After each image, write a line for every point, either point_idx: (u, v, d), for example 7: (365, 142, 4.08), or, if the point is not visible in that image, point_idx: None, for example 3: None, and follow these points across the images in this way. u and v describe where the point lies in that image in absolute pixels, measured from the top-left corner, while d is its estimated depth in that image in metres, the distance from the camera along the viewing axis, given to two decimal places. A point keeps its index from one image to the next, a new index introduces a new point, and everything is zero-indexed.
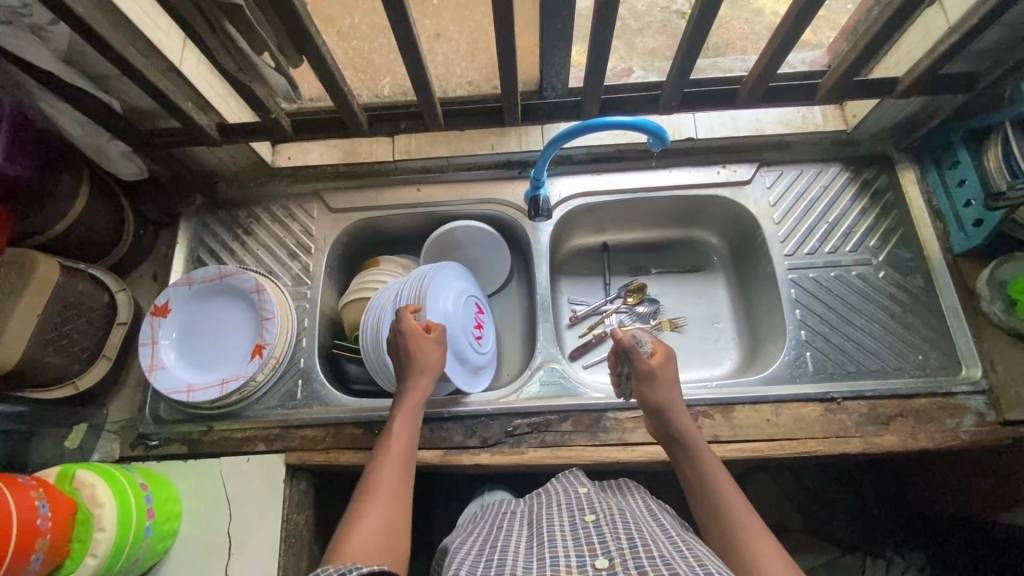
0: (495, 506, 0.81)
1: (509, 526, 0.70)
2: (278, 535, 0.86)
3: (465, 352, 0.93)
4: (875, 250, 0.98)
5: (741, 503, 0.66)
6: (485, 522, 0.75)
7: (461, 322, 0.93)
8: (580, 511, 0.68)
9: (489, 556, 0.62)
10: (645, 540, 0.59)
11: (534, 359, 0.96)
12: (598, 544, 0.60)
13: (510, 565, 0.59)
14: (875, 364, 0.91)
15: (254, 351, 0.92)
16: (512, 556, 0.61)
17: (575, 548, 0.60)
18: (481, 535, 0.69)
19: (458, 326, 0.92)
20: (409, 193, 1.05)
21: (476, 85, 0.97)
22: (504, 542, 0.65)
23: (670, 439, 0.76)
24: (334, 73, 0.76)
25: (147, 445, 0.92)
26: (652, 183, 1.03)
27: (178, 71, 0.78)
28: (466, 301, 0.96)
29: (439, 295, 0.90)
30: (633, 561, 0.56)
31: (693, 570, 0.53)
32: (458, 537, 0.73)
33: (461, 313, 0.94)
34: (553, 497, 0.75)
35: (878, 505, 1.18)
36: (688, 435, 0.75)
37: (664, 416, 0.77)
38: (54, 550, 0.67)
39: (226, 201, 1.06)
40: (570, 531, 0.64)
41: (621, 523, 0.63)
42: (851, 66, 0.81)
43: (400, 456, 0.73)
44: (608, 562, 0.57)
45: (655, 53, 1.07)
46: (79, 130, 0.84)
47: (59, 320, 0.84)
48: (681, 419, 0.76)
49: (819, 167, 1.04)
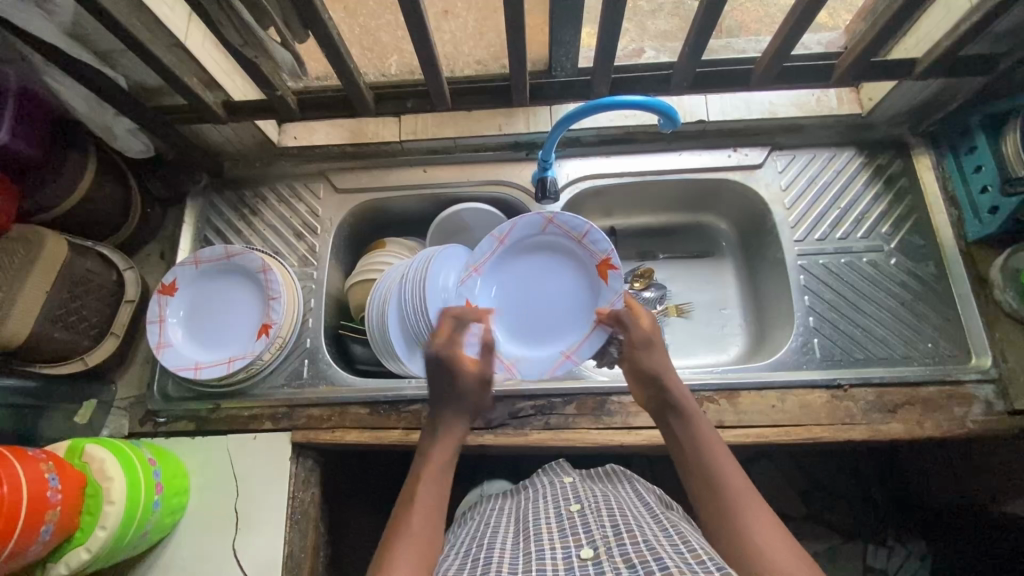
0: (488, 500, 0.85)
1: (497, 524, 0.71)
2: (284, 512, 0.87)
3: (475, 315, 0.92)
4: (887, 236, 0.97)
5: (738, 478, 0.64)
6: (473, 522, 0.77)
7: (475, 277, 0.93)
8: (564, 501, 0.70)
9: (471, 554, 0.63)
10: (631, 527, 0.60)
11: (563, 330, 0.93)
12: (583, 535, 0.61)
13: (494, 558, 0.60)
14: (884, 352, 0.90)
15: (261, 330, 0.92)
16: (495, 550, 0.62)
17: (561, 539, 0.61)
18: (469, 536, 0.70)
19: (467, 283, 0.92)
20: (416, 174, 1.04)
21: (484, 65, 0.96)
22: (491, 538, 0.66)
23: (664, 408, 0.75)
24: (341, 50, 0.75)
25: (155, 421, 0.93)
26: (662, 167, 1.02)
27: (184, 46, 0.77)
28: (494, 243, 0.92)
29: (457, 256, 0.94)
30: (618, 548, 0.56)
31: (677, 550, 0.55)
32: (448, 544, 0.74)
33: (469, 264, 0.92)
34: (541, 491, 0.77)
35: (880, 494, 1.18)
36: (688, 409, 0.74)
37: (662, 391, 0.76)
38: (64, 521, 0.68)
39: (233, 181, 1.06)
40: (555, 524, 0.65)
41: (605, 511, 0.65)
42: (869, 45, 0.79)
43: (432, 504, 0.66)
44: (593, 552, 0.57)
45: (667, 35, 1.05)
46: (84, 106, 0.84)
47: (68, 296, 0.85)
48: (682, 390, 0.76)
49: (832, 151, 1.02)
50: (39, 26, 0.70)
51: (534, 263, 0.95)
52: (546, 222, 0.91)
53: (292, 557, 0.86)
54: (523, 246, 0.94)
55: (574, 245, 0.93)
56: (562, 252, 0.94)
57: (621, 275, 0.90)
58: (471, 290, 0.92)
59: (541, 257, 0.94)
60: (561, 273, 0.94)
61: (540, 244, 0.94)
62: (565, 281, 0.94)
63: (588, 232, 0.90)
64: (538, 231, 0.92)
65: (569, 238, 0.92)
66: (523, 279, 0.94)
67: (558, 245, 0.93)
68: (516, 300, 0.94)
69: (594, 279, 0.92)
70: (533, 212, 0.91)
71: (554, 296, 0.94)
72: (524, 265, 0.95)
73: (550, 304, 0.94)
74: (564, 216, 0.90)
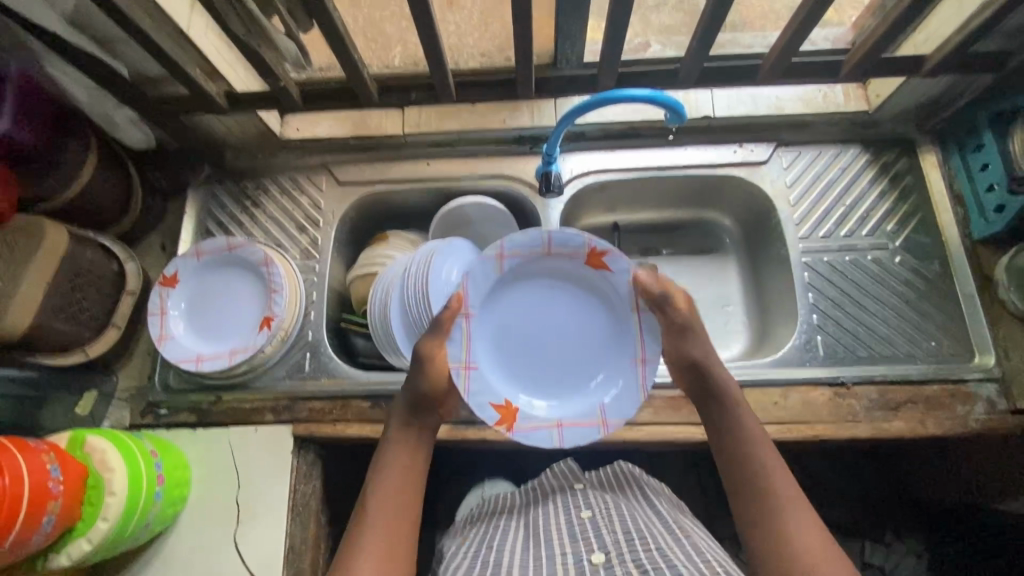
0: (494, 502, 0.86)
1: (507, 529, 0.72)
2: (285, 506, 0.87)
3: (511, 404, 0.78)
4: (892, 235, 0.96)
5: (785, 479, 0.63)
6: (482, 525, 0.78)
7: (478, 364, 0.77)
8: (575, 507, 0.71)
9: (485, 557, 0.64)
10: (643, 535, 0.60)
11: (606, 360, 0.80)
12: (594, 540, 0.61)
13: (509, 562, 0.60)
14: (887, 350, 0.90)
15: (262, 323, 0.92)
16: (510, 553, 0.63)
17: (572, 545, 0.61)
18: (479, 539, 0.71)
19: (473, 388, 0.76)
20: (419, 167, 1.04)
21: (489, 57, 0.94)
22: (502, 542, 0.67)
23: (707, 394, 0.74)
24: (346, 40, 0.74)
25: (156, 413, 0.93)
26: (666, 162, 1.01)
27: (187, 35, 0.76)
28: (464, 328, 0.76)
29: (441, 288, 0.87)
30: (630, 555, 0.57)
31: (691, 559, 0.55)
32: (455, 547, 0.75)
33: (455, 359, 0.75)
34: (552, 495, 0.78)
35: (878, 491, 1.18)
36: (730, 397, 0.72)
37: (705, 377, 0.74)
38: (65, 512, 0.68)
39: (234, 172, 1.05)
40: (566, 528, 0.66)
41: (617, 518, 0.65)
42: (880, 40, 0.78)
43: (404, 478, 0.67)
44: (604, 556, 0.58)
45: (671, 30, 1.04)
46: (86, 95, 0.83)
47: (69, 287, 0.84)
48: (728, 376, 0.74)
49: (838, 148, 1.01)
50: (41, 13, 0.69)
51: (517, 303, 0.80)
52: (498, 256, 0.78)
53: (293, 549, 0.86)
54: (491, 301, 0.79)
55: (545, 260, 0.80)
56: (538, 275, 0.80)
57: (620, 252, 0.78)
58: (482, 386, 0.77)
59: (518, 295, 0.80)
60: (553, 294, 0.81)
61: (508, 284, 0.80)
62: (561, 301, 0.81)
63: (549, 239, 0.78)
64: (497, 276, 0.78)
65: (535, 257, 0.79)
66: (517, 328, 0.80)
67: (525, 275, 0.80)
68: (530, 354, 0.80)
69: (592, 274, 0.80)
70: (475, 261, 0.77)
71: (561, 326, 0.81)
72: (510, 309, 0.80)
73: (565, 331, 0.81)
74: (511, 241, 0.77)
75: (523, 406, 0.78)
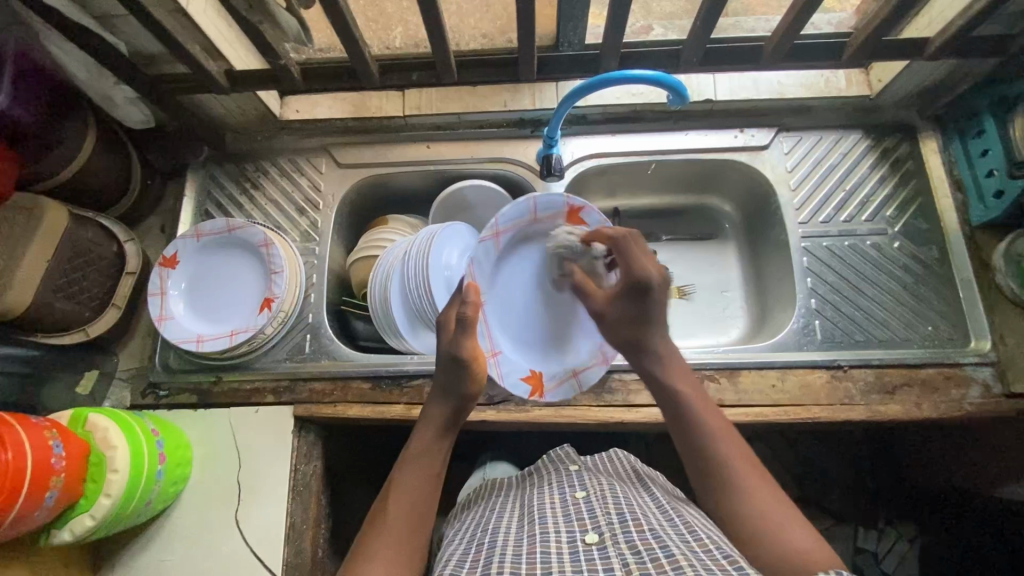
0: (492, 484, 0.87)
1: (502, 508, 0.73)
2: (286, 485, 0.87)
3: (536, 373, 0.88)
4: (892, 220, 0.97)
5: (744, 459, 0.62)
6: (479, 506, 0.79)
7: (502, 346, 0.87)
8: (570, 488, 0.72)
9: (478, 536, 0.65)
10: (637, 515, 0.61)
11: None
12: (588, 520, 0.62)
13: (500, 545, 0.61)
14: (884, 334, 0.91)
15: (262, 304, 0.92)
16: (502, 534, 0.64)
17: (566, 523, 0.62)
18: (474, 520, 0.72)
19: (504, 369, 0.86)
20: (419, 150, 1.03)
21: (490, 38, 0.94)
22: (496, 523, 0.68)
23: (649, 357, 0.72)
24: (348, 17, 0.73)
25: (157, 394, 0.93)
26: (669, 146, 1.01)
27: (186, 12, 0.75)
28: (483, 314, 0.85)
29: (440, 256, 0.89)
30: (623, 535, 0.58)
31: (683, 539, 0.56)
32: (452, 528, 0.76)
33: (485, 348, 0.85)
34: (547, 476, 0.79)
35: (872, 476, 1.20)
36: (672, 362, 0.72)
37: (643, 352, 0.73)
38: (69, 488, 0.68)
39: (233, 154, 1.05)
40: (561, 508, 0.67)
41: (611, 498, 0.66)
42: (883, 22, 0.78)
43: (433, 462, 0.67)
44: (598, 536, 0.58)
45: (673, 15, 1.03)
46: (85, 73, 0.83)
47: (68, 266, 0.84)
48: (666, 342, 0.73)
49: (840, 134, 1.01)
50: None
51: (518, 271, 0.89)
52: (494, 236, 0.85)
53: (293, 527, 0.86)
54: (493, 281, 0.87)
55: (533, 227, 0.87)
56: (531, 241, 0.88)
57: (591, 206, 0.86)
58: (510, 366, 0.87)
59: (517, 267, 0.89)
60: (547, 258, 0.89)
61: (508, 254, 0.88)
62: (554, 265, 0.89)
63: (533, 204, 0.85)
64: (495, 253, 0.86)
65: (523, 225, 0.87)
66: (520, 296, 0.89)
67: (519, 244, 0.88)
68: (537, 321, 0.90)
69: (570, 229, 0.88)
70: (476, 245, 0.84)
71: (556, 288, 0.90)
72: (513, 279, 0.89)
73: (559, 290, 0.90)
74: (506, 215, 0.83)
75: (544, 368, 0.89)
